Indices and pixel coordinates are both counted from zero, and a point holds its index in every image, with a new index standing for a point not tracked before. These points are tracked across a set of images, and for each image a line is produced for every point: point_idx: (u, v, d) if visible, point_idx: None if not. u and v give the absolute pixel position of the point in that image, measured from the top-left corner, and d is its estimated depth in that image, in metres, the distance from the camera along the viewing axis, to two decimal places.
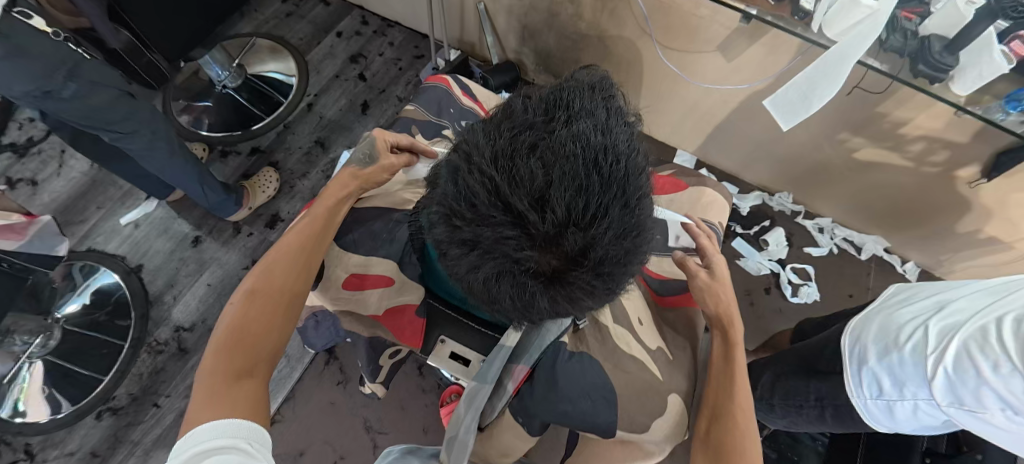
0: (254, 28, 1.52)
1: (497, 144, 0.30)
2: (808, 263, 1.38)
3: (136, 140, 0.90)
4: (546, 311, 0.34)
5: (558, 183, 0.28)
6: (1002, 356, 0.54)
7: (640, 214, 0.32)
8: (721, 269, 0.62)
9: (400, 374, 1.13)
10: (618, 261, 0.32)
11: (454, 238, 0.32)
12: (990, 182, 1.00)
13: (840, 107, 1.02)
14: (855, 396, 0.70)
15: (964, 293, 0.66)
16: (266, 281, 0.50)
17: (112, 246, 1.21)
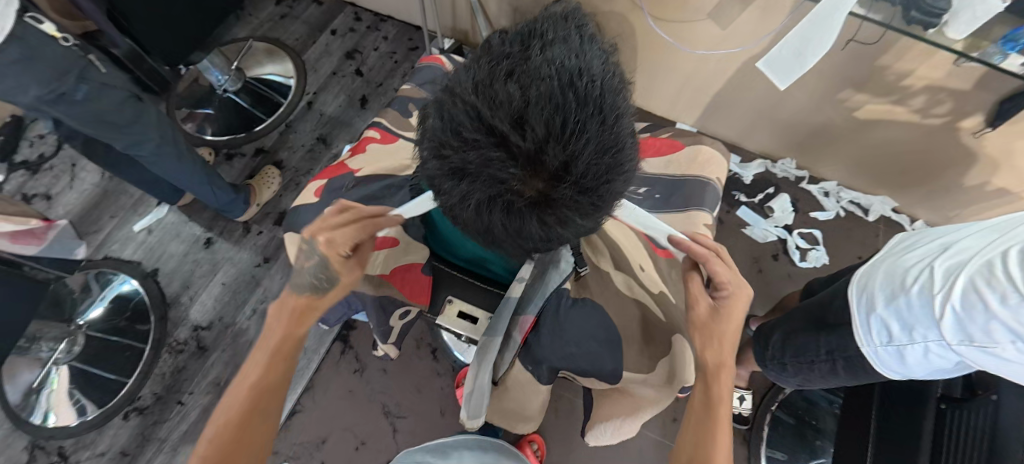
0: (250, 32, 1.54)
1: (478, 74, 0.32)
2: (815, 228, 1.38)
3: (142, 142, 0.92)
4: (538, 235, 0.35)
5: (536, 102, 0.30)
6: (1008, 287, 0.54)
7: (619, 132, 0.33)
8: (728, 311, 0.55)
9: (415, 359, 1.15)
10: (601, 177, 0.33)
11: (444, 168, 0.34)
12: (994, 131, 0.99)
13: (840, 65, 1.01)
14: (865, 346, 0.71)
15: (971, 233, 0.66)
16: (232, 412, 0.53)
17: (127, 253, 1.24)
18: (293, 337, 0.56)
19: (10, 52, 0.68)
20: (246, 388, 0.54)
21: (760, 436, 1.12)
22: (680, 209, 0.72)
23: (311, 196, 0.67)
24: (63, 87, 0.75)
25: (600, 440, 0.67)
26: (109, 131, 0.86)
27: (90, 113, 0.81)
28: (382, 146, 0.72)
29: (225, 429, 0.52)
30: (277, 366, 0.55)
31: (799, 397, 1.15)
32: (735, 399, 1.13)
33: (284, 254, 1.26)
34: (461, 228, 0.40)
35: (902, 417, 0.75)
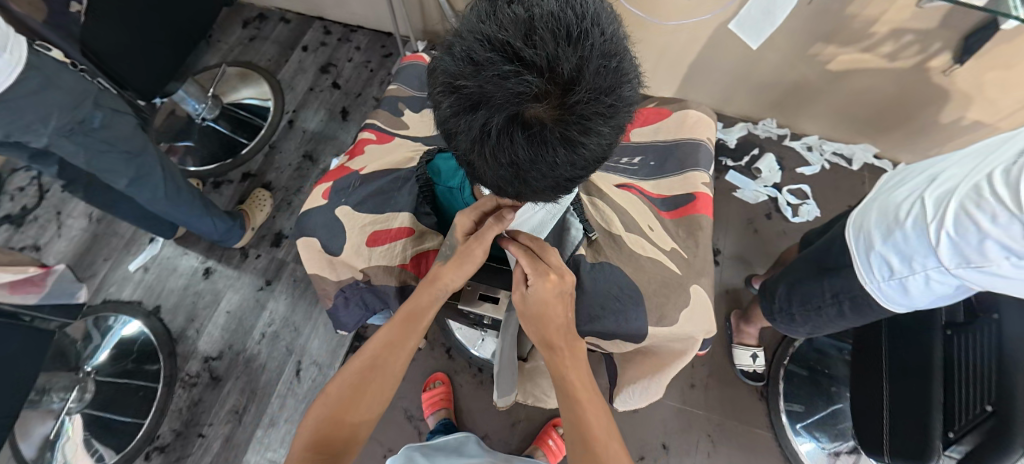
0: (221, 58, 1.54)
1: (481, 8, 0.37)
2: (803, 183, 1.41)
3: (145, 178, 0.90)
4: (561, 148, 0.38)
5: (538, 13, 0.35)
6: (997, 205, 0.56)
7: (618, 42, 0.38)
8: (537, 297, 0.53)
9: (432, 360, 1.16)
10: (611, 79, 0.37)
11: (462, 99, 0.37)
12: (963, 66, 1.02)
13: (807, 20, 1.03)
14: (868, 282, 0.74)
15: (952, 160, 0.70)
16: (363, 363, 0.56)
17: (126, 294, 1.22)
18: (424, 313, 0.57)
19: (30, 81, 0.69)
20: (377, 347, 0.57)
21: (777, 391, 1.14)
22: (676, 172, 0.76)
23: (320, 198, 0.68)
24: (81, 113, 0.76)
25: (628, 403, 0.73)
26: (107, 169, 0.84)
27: (88, 151, 0.80)
28: (378, 145, 0.76)
29: (355, 377, 0.56)
30: (403, 336, 0.57)
31: (810, 349, 1.17)
32: (748, 358, 1.16)
33: (286, 273, 1.26)
34: (482, 175, 0.42)
35: (908, 341, 0.76)
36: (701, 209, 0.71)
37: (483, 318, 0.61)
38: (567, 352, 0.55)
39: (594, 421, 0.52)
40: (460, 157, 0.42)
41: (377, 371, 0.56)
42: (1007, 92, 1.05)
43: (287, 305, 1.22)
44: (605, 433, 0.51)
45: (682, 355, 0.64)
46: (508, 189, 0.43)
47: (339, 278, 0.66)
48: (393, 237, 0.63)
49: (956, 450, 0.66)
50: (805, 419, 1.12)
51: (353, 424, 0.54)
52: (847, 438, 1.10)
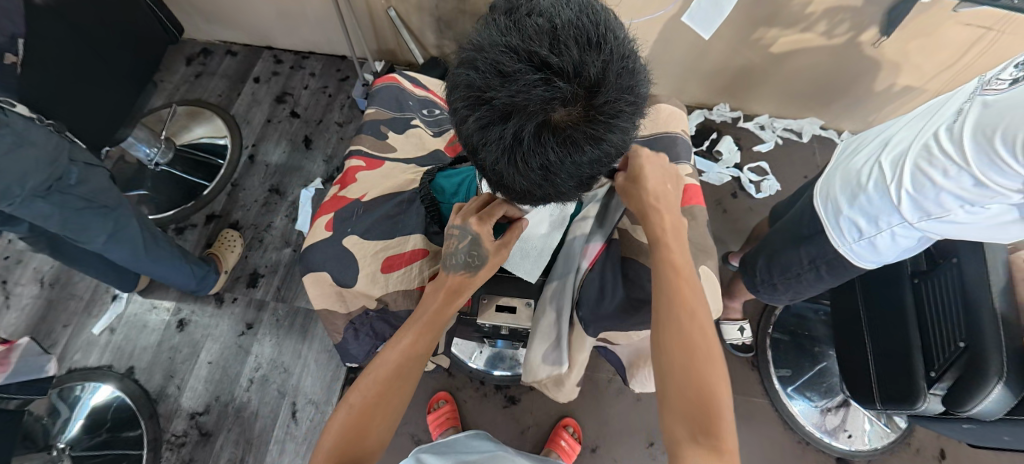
0: (167, 98, 1.48)
1: (501, 23, 0.39)
2: (761, 160, 1.49)
3: (122, 232, 0.86)
4: (589, 146, 0.41)
5: (559, 23, 0.38)
6: (948, 161, 0.62)
7: (629, 45, 0.41)
8: (639, 169, 0.60)
9: (431, 380, 1.14)
10: (630, 79, 0.40)
11: (493, 110, 0.39)
12: (890, 38, 1.12)
13: (748, 7, 1.10)
14: (841, 245, 0.79)
15: (899, 125, 0.77)
16: (385, 369, 0.55)
17: (93, 359, 1.14)
18: (445, 316, 0.59)
19: (3, 139, 0.64)
20: (399, 353, 0.56)
21: (766, 359, 1.20)
22: None
23: (323, 231, 0.71)
24: (60, 167, 0.72)
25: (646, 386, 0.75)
26: (77, 229, 0.79)
27: (61, 212, 0.75)
28: (372, 173, 0.78)
29: (377, 384, 0.55)
30: (424, 340, 0.57)
31: (790, 315, 1.24)
32: (736, 332, 1.21)
33: (268, 314, 1.21)
34: (510, 182, 0.45)
35: (884, 293, 0.81)
36: (693, 201, 0.74)
37: (500, 328, 0.69)
38: (671, 239, 0.59)
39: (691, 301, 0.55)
40: (488, 167, 0.44)
41: (400, 379, 0.56)
42: (930, 57, 1.15)
43: (273, 346, 1.17)
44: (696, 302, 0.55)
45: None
46: (535, 191, 0.46)
47: (349, 310, 0.68)
48: (409, 260, 0.67)
49: (941, 387, 0.71)
50: (795, 382, 1.18)
51: (376, 433, 0.54)
52: (836, 393, 1.16)
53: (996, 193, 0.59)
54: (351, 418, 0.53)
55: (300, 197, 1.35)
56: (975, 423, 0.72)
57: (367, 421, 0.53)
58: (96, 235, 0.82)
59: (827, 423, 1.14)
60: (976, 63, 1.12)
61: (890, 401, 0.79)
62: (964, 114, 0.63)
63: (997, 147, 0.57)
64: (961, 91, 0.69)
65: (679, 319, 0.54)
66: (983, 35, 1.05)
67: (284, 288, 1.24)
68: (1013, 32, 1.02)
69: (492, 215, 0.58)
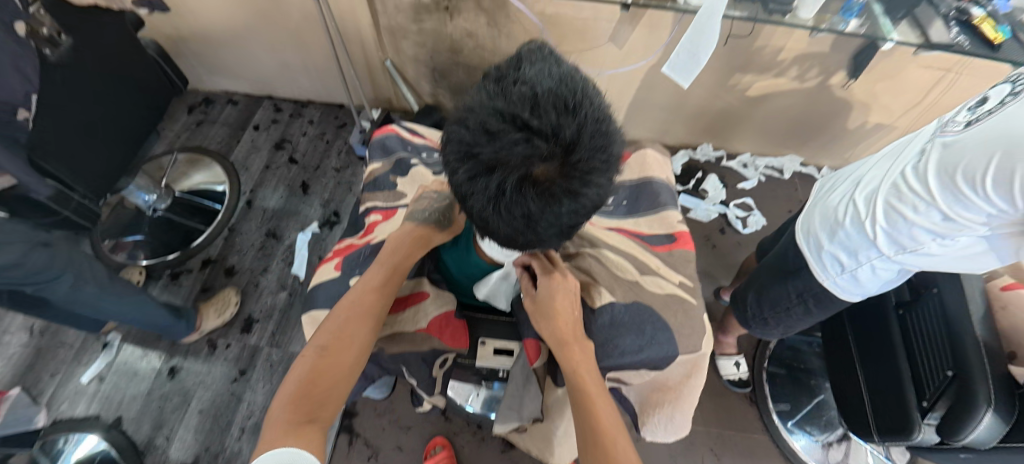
0: (168, 145, 1.52)
1: (490, 90, 0.43)
2: (745, 197, 1.54)
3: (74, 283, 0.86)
4: (566, 199, 0.44)
5: (540, 91, 0.41)
6: (916, 197, 0.67)
7: (605, 111, 0.45)
8: (548, 294, 0.59)
9: (427, 425, 1.12)
10: (604, 141, 0.44)
11: (480, 163, 0.43)
12: (857, 80, 1.21)
13: (723, 56, 1.20)
14: (825, 279, 0.82)
15: (868, 165, 0.82)
16: (350, 309, 0.60)
17: (80, 410, 1.11)
18: (410, 261, 0.66)
19: None
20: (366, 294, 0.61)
21: (764, 394, 1.20)
22: (650, 211, 0.83)
23: (333, 271, 0.74)
24: None
25: (657, 436, 0.72)
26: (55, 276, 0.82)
27: None
28: (388, 223, 0.80)
29: (346, 321, 0.59)
30: (390, 282, 0.63)
31: (784, 348, 1.25)
32: (732, 367, 1.21)
33: (262, 360, 1.19)
34: (495, 229, 0.47)
35: (873, 324, 0.82)
36: (684, 247, 0.78)
37: (498, 370, 0.70)
38: (576, 347, 0.58)
39: (604, 415, 0.53)
40: (475, 215, 0.47)
41: (367, 317, 0.60)
42: (895, 97, 1.24)
43: (266, 393, 1.15)
44: (594, 385, 0.56)
45: (690, 379, 0.67)
46: (519, 237, 0.48)
47: None
48: (415, 300, 0.69)
49: (933, 417, 0.71)
50: (794, 417, 1.17)
51: (342, 371, 0.57)
52: (835, 427, 1.16)
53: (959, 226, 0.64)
54: (318, 359, 0.56)
55: (297, 241, 1.36)
56: (973, 453, 0.72)
57: (333, 358, 0.57)
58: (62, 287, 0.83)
59: (829, 458, 1.13)
60: (939, 101, 1.21)
61: (888, 434, 0.79)
62: (926, 154, 0.68)
63: (957, 184, 0.62)
64: (921, 134, 0.74)
65: (586, 406, 0.54)
66: (941, 77, 1.14)
67: (279, 334, 1.23)
68: (969, 74, 1.11)
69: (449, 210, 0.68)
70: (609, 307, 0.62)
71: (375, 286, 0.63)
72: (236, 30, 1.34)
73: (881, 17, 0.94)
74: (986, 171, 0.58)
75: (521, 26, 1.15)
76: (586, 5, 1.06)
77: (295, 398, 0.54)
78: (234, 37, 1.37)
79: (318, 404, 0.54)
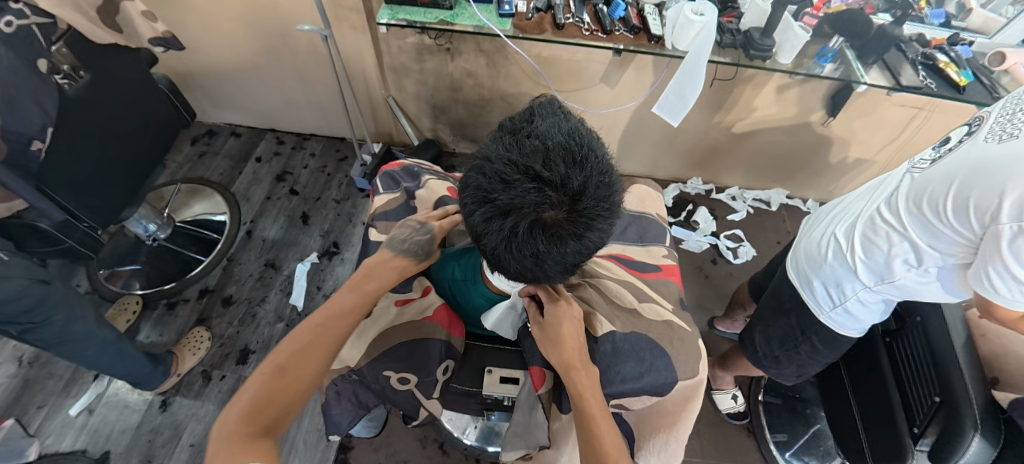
0: (170, 176, 1.55)
1: (506, 141, 0.47)
2: (735, 228, 1.59)
3: (71, 312, 0.86)
4: (572, 241, 0.47)
5: (551, 145, 0.45)
6: (889, 230, 0.73)
7: (608, 161, 0.49)
8: (554, 320, 0.61)
9: (425, 458, 1.11)
10: (607, 190, 0.47)
11: (496, 207, 0.46)
12: (835, 119, 1.28)
13: (709, 96, 1.27)
14: (821, 313, 0.87)
15: (849, 202, 0.88)
16: (316, 329, 0.60)
17: (67, 443, 1.08)
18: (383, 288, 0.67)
19: None
20: (334, 315, 0.62)
21: (760, 424, 1.20)
22: (640, 241, 0.86)
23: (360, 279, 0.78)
24: None
25: None
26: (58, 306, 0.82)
27: None
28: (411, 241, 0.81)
29: (309, 341, 0.59)
30: (359, 308, 0.64)
31: None
32: (729, 400, 1.22)
33: None
34: (506, 266, 0.50)
35: (863, 352, 0.84)
36: (671, 277, 0.81)
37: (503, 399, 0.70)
38: (583, 372, 0.60)
39: (608, 441, 0.55)
40: (488, 252, 0.50)
41: (328, 337, 0.60)
42: (871, 133, 1.31)
43: None
44: (598, 409, 0.57)
45: (689, 403, 0.68)
46: (527, 273, 0.51)
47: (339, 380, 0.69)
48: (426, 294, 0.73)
49: (925, 444, 0.69)
50: (792, 447, 1.18)
51: (298, 388, 0.56)
52: (833, 457, 1.17)
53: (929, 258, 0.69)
54: (275, 374, 0.55)
55: (296, 271, 1.37)
56: None
57: (291, 372, 0.56)
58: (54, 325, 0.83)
59: None
60: (914, 136, 1.28)
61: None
62: (897, 190, 0.75)
63: (923, 216, 0.68)
64: (893, 173, 0.81)
65: (591, 430, 0.55)
66: (915, 114, 1.21)
67: None
68: (941, 111, 1.18)
69: (426, 232, 0.72)
70: (610, 336, 0.65)
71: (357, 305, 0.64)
72: (244, 66, 1.39)
73: (853, 61, 1.01)
74: (944, 204, 0.65)
75: (519, 67, 1.22)
76: (581, 48, 1.13)
77: (249, 412, 0.52)
78: (242, 73, 1.43)
79: (269, 418, 0.53)
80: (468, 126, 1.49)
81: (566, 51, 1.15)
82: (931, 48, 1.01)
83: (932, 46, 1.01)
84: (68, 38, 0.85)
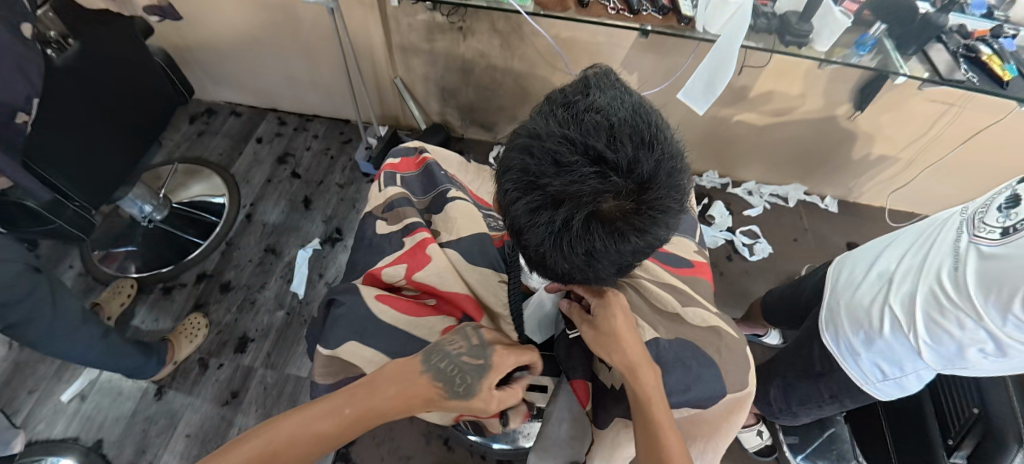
0: (167, 155, 1.49)
1: (560, 115, 0.42)
2: (752, 224, 1.53)
3: (60, 296, 0.81)
4: (633, 237, 0.42)
5: (615, 121, 0.40)
6: (958, 313, 0.64)
7: (675, 146, 0.44)
8: (607, 322, 0.57)
9: (428, 454, 1.07)
10: (676, 178, 0.43)
11: (546, 195, 0.41)
12: (863, 113, 1.22)
13: (732, 84, 1.21)
14: (865, 383, 0.80)
15: (892, 259, 0.77)
16: (320, 424, 0.49)
17: (58, 430, 1.04)
18: (411, 396, 0.53)
19: None
20: (346, 416, 0.50)
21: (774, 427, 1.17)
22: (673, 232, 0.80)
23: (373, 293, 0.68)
24: None
25: None
26: (45, 290, 0.77)
27: None
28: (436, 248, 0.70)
29: (303, 437, 0.48)
30: (375, 416, 0.51)
31: None
32: (755, 438, 1.14)
33: (254, 383, 1.14)
34: (551, 265, 0.46)
35: None
36: (702, 275, 0.76)
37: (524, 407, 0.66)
38: (648, 373, 0.55)
39: (675, 450, 0.52)
40: (531, 249, 0.45)
41: (325, 439, 0.49)
42: (900, 129, 1.25)
43: (259, 417, 1.09)
44: (665, 415, 0.53)
45: (731, 416, 0.63)
46: (575, 273, 0.47)
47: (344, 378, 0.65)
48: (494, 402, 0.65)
49: (959, 456, 0.62)
50: (805, 451, 1.14)
51: None
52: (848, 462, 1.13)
53: (1011, 350, 0.60)
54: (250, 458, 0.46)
55: (297, 257, 1.33)
56: None
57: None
58: (43, 311, 0.78)
59: None
60: (943, 133, 1.22)
61: None
62: (962, 264, 0.65)
63: (1006, 310, 0.58)
64: (944, 235, 0.70)
65: (654, 439, 0.52)
66: (946, 111, 1.16)
67: (275, 354, 1.18)
68: (974, 107, 1.13)
69: (480, 356, 0.56)
70: (654, 344, 0.61)
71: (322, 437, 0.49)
72: (244, 41, 1.33)
73: (892, 52, 0.92)
74: None
75: (534, 48, 1.15)
76: (601, 30, 1.07)
77: None
78: (241, 49, 1.36)
79: None
80: (478, 111, 1.43)
81: (585, 33, 1.09)
82: (972, 40, 0.90)
83: (975, 38, 0.90)
84: (54, 1, 0.78)
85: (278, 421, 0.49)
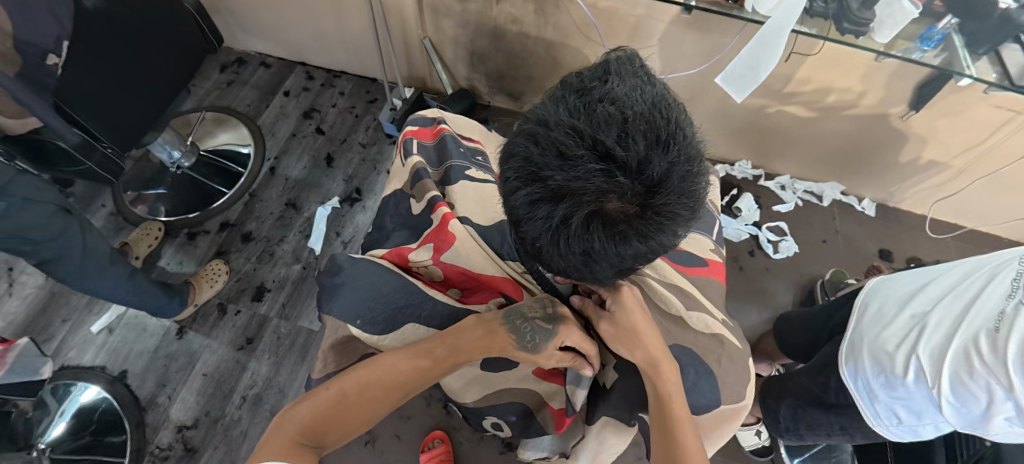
0: (197, 102, 1.51)
1: (571, 103, 0.40)
2: (780, 220, 1.47)
3: (89, 235, 0.85)
4: (637, 241, 0.40)
5: (630, 114, 0.38)
6: (989, 378, 0.56)
7: (694, 147, 0.41)
8: (625, 316, 0.56)
9: (427, 417, 1.10)
10: (691, 182, 0.40)
11: (547, 188, 0.39)
12: (918, 113, 1.13)
13: (777, 71, 1.13)
14: (876, 424, 0.71)
15: (930, 301, 0.68)
16: (407, 365, 0.57)
17: (88, 359, 1.12)
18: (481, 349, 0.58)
19: None
20: (425, 358, 0.57)
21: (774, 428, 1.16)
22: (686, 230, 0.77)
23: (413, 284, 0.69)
24: None
25: None
26: (74, 229, 0.81)
27: None
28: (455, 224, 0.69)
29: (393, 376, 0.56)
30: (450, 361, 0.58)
31: None
32: (753, 436, 1.13)
33: (269, 332, 1.18)
34: (549, 259, 0.45)
35: None
36: (716, 275, 0.74)
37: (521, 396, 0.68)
38: (666, 365, 0.55)
39: (692, 444, 0.52)
40: (529, 241, 0.44)
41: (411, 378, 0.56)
42: (956, 134, 1.16)
43: (271, 365, 1.14)
44: (682, 407, 0.54)
45: (722, 426, 0.63)
46: (573, 271, 0.45)
47: (347, 344, 0.66)
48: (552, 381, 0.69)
49: None
50: (802, 454, 1.13)
51: (363, 413, 0.54)
52: None
53: None
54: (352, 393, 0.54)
55: (316, 214, 1.35)
56: None
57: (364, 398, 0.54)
58: (74, 250, 0.82)
59: None
60: (1004, 143, 1.12)
61: None
62: (1007, 326, 0.56)
63: None
64: (993, 288, 0.61)
65: (670, 434, 0.52)
66: (1010, 119, 1.06)
67: (289, 306, 1.22)
68: None
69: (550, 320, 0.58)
70: None
71: (420, 370, 0.57)
72: None
73: (959, 49, 0.81)
74: None
75: (569, 17, 1.10)
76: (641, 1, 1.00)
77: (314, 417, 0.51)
78: None
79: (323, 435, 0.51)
80: (506, 80, 1.39)
81: (624, 4, 1.03)
82: None
83: None
84: None
85: (372, 362, 0.57)
